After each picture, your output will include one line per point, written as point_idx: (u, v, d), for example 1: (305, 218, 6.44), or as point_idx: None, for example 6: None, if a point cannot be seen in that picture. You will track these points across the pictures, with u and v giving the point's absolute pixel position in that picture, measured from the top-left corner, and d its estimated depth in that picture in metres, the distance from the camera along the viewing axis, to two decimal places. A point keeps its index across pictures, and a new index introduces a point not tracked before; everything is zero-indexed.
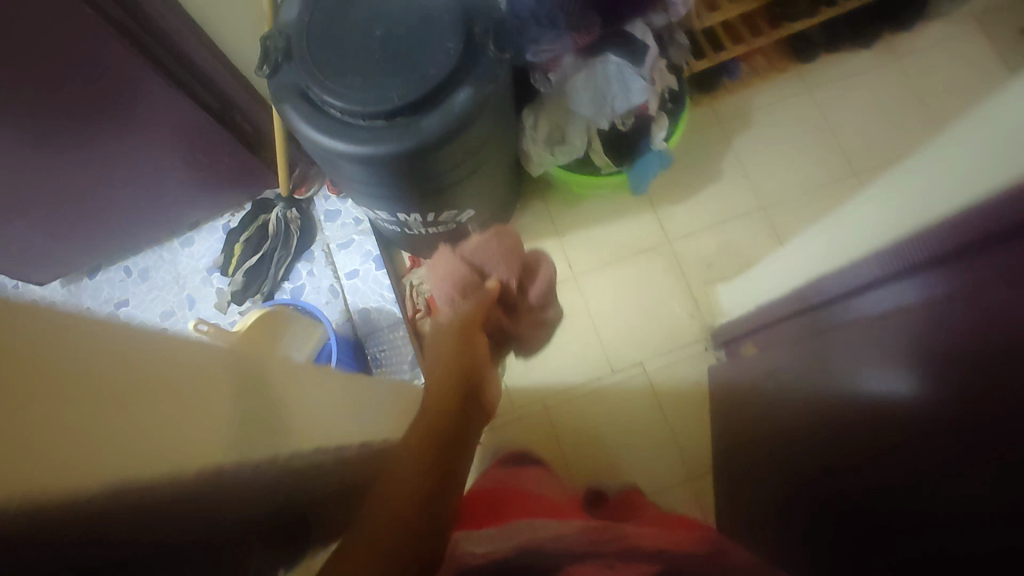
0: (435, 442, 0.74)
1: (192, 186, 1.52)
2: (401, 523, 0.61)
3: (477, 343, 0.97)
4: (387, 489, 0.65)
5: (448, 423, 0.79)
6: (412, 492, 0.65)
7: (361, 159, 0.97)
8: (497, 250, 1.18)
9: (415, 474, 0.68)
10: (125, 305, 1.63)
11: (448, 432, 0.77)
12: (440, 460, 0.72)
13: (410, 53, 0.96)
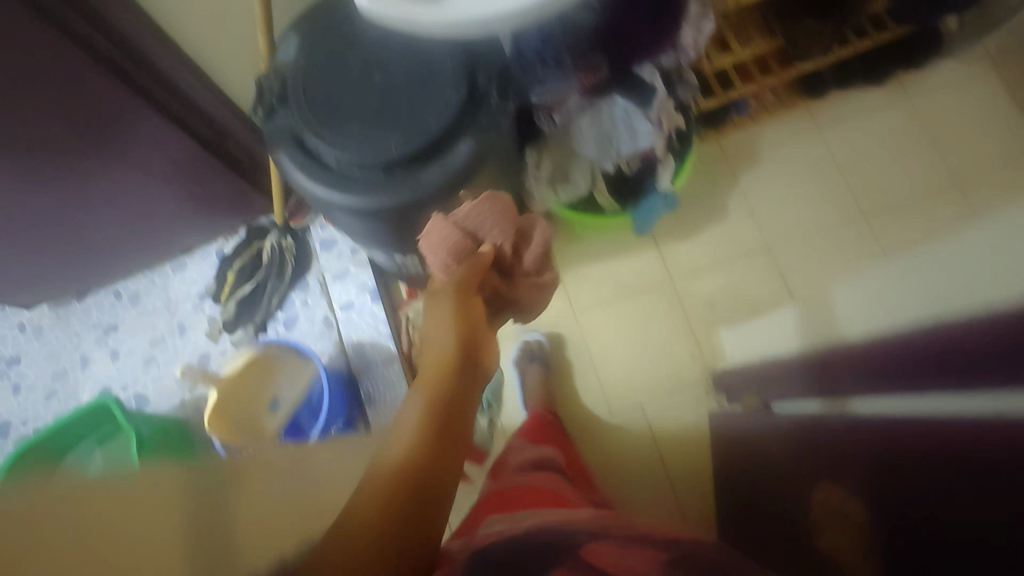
0: (425, 434, 0.74)
1: (184, 213, 1.48)
2: (387, 518, 0.64)
3: (473, 323, 0.88)
4: (372, 484, 0.68)
5: (440, 408, 0.77)
6: (397, 483, 0.68)
7: (355, 210, 0.94)
8: (491, 212, 0.95)
9: (402, 467, 0.69)
10: (114, 330, 1.60)
11: (438, 419, 0.76)
12: (434, 450, 0.72)
13: (408, 105, 0.93)
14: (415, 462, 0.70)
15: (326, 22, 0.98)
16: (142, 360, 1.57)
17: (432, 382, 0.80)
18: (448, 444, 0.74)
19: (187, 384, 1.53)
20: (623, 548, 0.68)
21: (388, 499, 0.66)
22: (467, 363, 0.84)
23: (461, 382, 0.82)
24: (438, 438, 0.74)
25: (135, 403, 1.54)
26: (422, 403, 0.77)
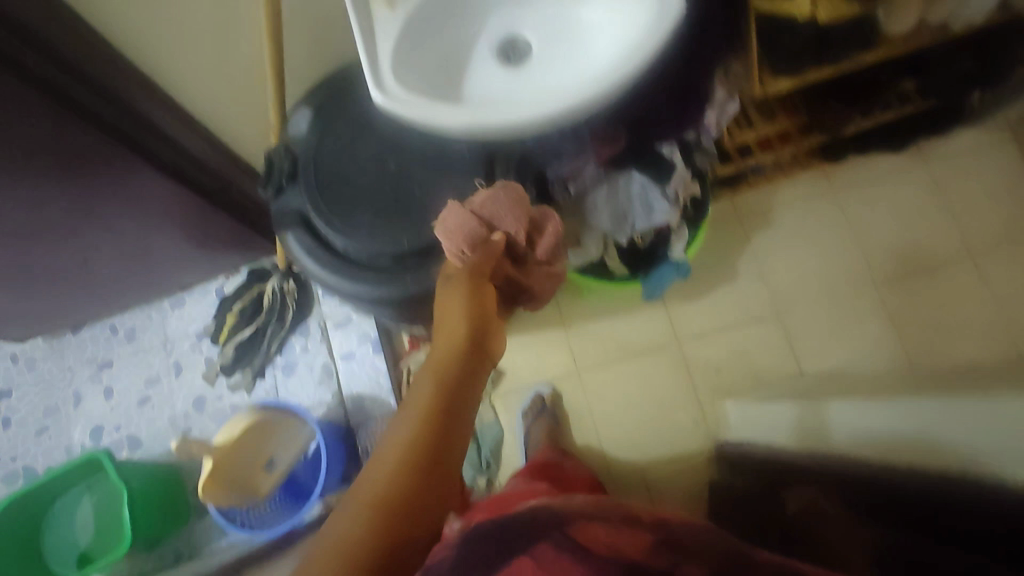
0: (429, 425, 0.64)
1: (185, 256, 1.45)
2: (389, 530, 0.56)
3: (484, 308, 0.80)
4: (375, 482, 0.59)
5: (447, 393, 0.68)
6: (398, 484, 0.59)
7: (363, 299, 0.91)
8: (505, 199, 0.87)
9: (406, 463, 0.61)
10: (109, 366, 1.57)
11: (444, 403, 0.67)
12: (440, 444, 0.64)
13: (422, 196, 0.91)
14: (420, 460, 0.61)
15: (341, 100, 0.95)
16: (137, 399, 1.54)
17: (436, 368, 0.71)
18: (455, 436, 0.66)
19: (183, 427, 1.51)
20: (610, 528, 0.61)
21: (391, 507, 0.58)
22: (478, 349, 0.76)
23: (469, 367, 0.73)
24: (442, 429, 0.65)
25: (128, 443, 1.52)
26: (427, 390, 0.68)
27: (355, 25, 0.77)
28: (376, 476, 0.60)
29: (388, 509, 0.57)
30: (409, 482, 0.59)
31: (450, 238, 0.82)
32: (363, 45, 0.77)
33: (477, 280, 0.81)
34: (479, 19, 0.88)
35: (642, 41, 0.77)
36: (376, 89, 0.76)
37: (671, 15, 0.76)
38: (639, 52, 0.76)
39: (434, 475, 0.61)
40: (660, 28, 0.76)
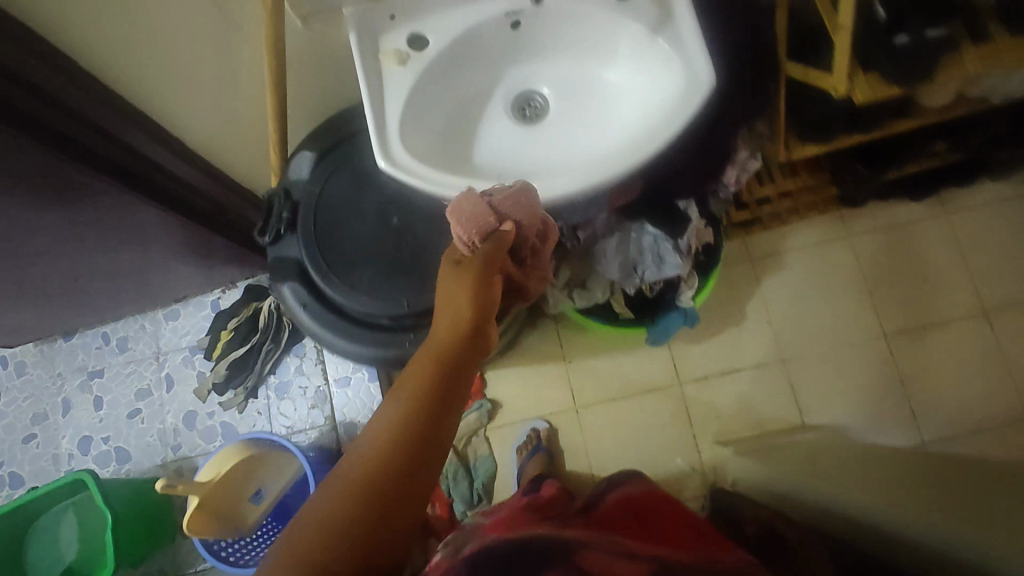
0: (417, 411, 0.60)
1: (181, 270, 1.41)
2: (363, 523, 0.54)
3: (491, 296, 0.69)
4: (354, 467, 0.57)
5: (442, 375, 0.63)
6: (377, 473, 0.56)
7: (359, 357, 0.87)
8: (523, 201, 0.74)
9: (389, 451, 0.58)
10: (99, 375, 1.54)
11: (438, 386, 0.62)
12: (428, 436, 0.59)
13: (426, 254, 0.87)
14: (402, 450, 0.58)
15: (346, 147, 0.90)
16: (127, 411, 1.52)
17: (434, 347, 0.65)
18: (444, 425, 0.61)
19: (172, 443, 1.49)
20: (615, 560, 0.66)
21: (367, 496, 0.55)
22: (481, 332, 0.67)
23: (466, 354, 0.66)
24: (432, 417, 0.60)
25: (116, 455, 1.50)
26: (420, 371, 0.63)
27: (364, 87, 0.73)
28: (355, 462, 0.57)
29: (366, 498, 0.55)
30: (390, 471, 0.56)
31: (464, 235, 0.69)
32: (371, 109, 0.73)
33: (487, 274, 0.68)
34: (495, 72, 0.83)
35: (664, 121, 0.73)
36: (383, 158, 0.72)
37: (697, 97, 0.71)
38: (658, 134, 0.72)
39: (416, 466, 0.58)
40: (685, 109, 0.71)
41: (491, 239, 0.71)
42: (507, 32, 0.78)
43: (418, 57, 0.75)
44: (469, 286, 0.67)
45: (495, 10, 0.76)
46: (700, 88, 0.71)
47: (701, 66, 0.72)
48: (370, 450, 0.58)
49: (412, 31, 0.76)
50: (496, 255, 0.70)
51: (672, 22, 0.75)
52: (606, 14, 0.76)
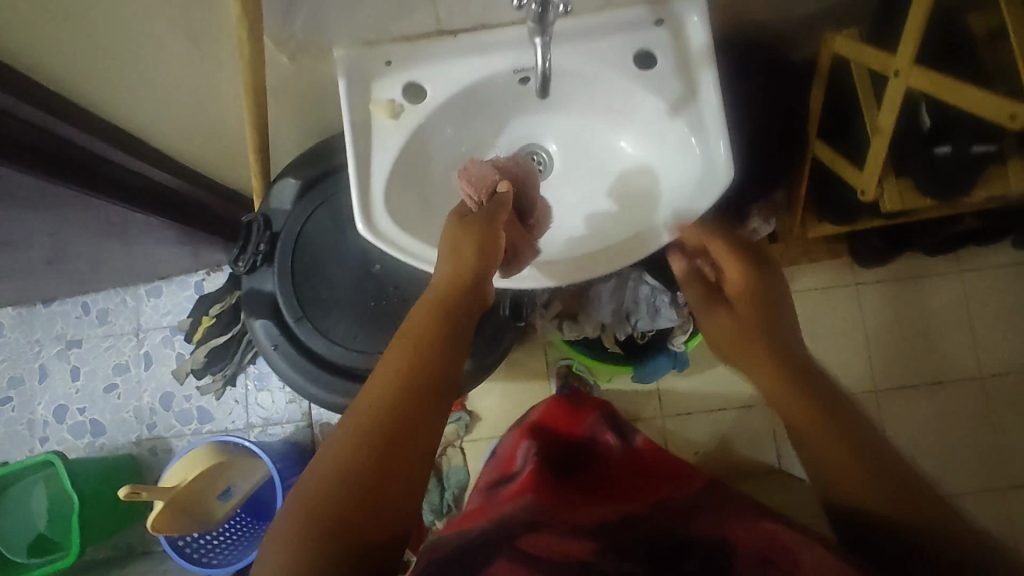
0: (417, 356, 0.57)
1: (164, 253, 1.36)
2: (371, 470, 0.52)
3: (491, 252, 0.65)
4: (358, 415, 0.54)
5: (441, 316, 0.61)
6: (383, 419, 0.54)
7: (330, 405, 0.84)
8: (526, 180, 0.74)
9: (391, 398, 0.55)
10: (78, 345, 1.52)
11: (435, 330, 0.59)
12: (428, 382, 0.57)
13: (407, 307, 0.84)
14: (405, 397, 0.55)
15: (335, 180, 0.85)
16: (104, 384, 1.50)
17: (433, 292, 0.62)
18: (445, 368, 0.58)
19: (147, 421, 1.48)
20: (558, 540, 0.59)
21: (375, 443, 0.53)
22: (482, 280, 0.64)
23: (469, 297, 0.63)
24: (432, 361, 0.57)
25: (91, 428, 1.49)
26: (417, 317, 0.60)
27: (350, 143, 0.67)
28: (359, 413, 0.54)
29: (370, 444, 0.53)
30: (392, 420, 0.54)
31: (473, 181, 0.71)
32: (356, 170, 0.68)
33: (487, 230, 0.66)
34: (498, 123, 0.76)
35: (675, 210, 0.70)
36: (365, 225, 0.67)
37: (712, 192, 0.66)
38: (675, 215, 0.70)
39: (425, 407, 0.56)
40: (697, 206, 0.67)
41: (493, 200, 0.70)
42: (515, 87, 0.71)
43: (412, 111, 0.69)
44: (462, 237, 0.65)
45: (503, 66, 0.68)
46: (718, 187, 0.66)
47: (721, 155, 0.66)
48: (371, 399, 0.55)
49: (409, 81, 0.69)
50: (497, 212, 0.68)
51: (694, 102, 0.68)
52: (623, 82, 0.69)
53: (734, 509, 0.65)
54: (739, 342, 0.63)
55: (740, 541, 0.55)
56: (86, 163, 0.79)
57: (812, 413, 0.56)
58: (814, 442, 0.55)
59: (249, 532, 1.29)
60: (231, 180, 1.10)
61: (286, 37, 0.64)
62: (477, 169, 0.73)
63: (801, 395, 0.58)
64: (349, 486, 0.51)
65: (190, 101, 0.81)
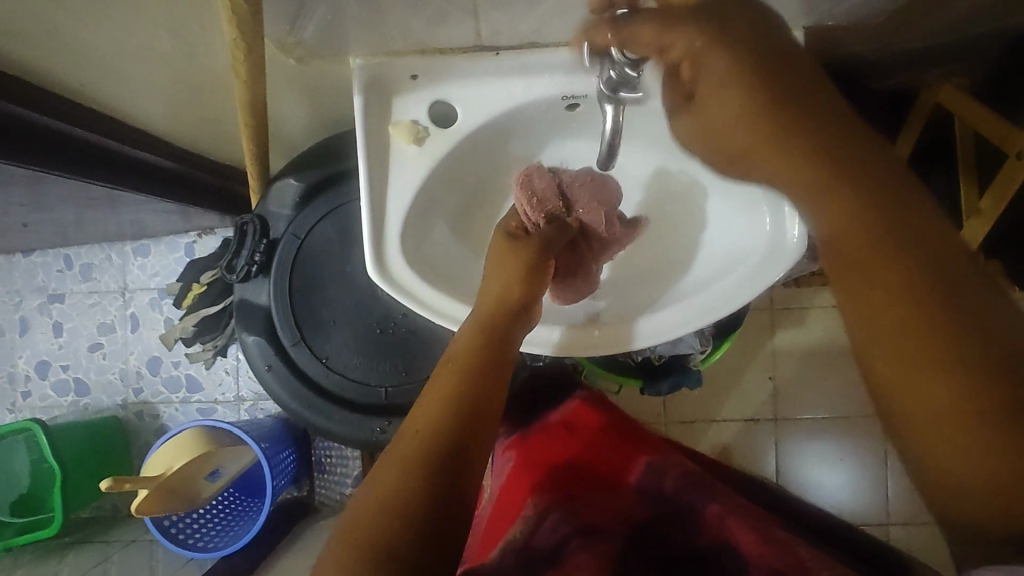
0: (470, 384, 0.54)
1: (150, 219, 1.24)
2: (429, 491, 0.47)
3: (542, 281, 0.62)
4: (410, 438, 0.51)
5: (488, 343, 0.57)
6: (436, 443, 0.50)
7: (326, 433, 0.78)
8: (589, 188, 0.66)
9: (444, 425, 0.51)
10: (60, 301, 1.44)
11: (491, 356, 0.57)
12: (482, 412, 0.53)
13: (414, 339, 0.76)
14: (458, 425, 0.52)
15: (343, 188, 0.75)
16: (88, 343, 1.43)
17: (481, 315, 0.59)
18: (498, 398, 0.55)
19: (134, 385, 1.43)
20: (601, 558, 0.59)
21: (431, 476, 0.48)
22: (531, 306, 0.61)
23: (514, 327, 0.60)
24: (487, 388, 0.55)
25: (75, 386, 1.44)
26: (464, 345, 0.57)
27: (363, 171, 0.58)
28: (412, 436, 0.51)
29: (424, 467, 0.48)
30: (447, 444, 0.50)
31: (531, 196, 0.65)
32: (369, 206, 0.58)
33: (540, 257, 0.61)
34: (532, 147, 0.66)
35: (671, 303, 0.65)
36: (376, 271, 0.59)
37: (712, 296, 0.62)
38: (649, 320, 0.65)
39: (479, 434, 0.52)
40: (759, 279, 0.60)
41: (555, 225, 0.64)
42: (560, 113, 0.62)
43: (438, 136, 0.59)
44: (517, 253, 0.61)
45: (550, 91, 0.58)
46: (724, 291, 0.62)
47: (750, 261, 0.61)
48: (423, 426, 0.52)
49: (437, 101, 0.59)
50: (555, 242, 0.63)
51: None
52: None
53: (737, 501, 0.62)
54: (844, 266, 0.46)
55: (759, 556, 0.51)
56: (57, 133, 0.69)
57: (932, 372, 0.42)
58: (910, 406, 0.43)
59: (241, 509, 1.25)
60: (225, 157, 0.98)
61: (291, 43, 0.53)
62: (540, 180, 0.65)
63: (925, 347, 0.42)
64: (402, 505, 0.46)
65: (177, 85, 0.69)
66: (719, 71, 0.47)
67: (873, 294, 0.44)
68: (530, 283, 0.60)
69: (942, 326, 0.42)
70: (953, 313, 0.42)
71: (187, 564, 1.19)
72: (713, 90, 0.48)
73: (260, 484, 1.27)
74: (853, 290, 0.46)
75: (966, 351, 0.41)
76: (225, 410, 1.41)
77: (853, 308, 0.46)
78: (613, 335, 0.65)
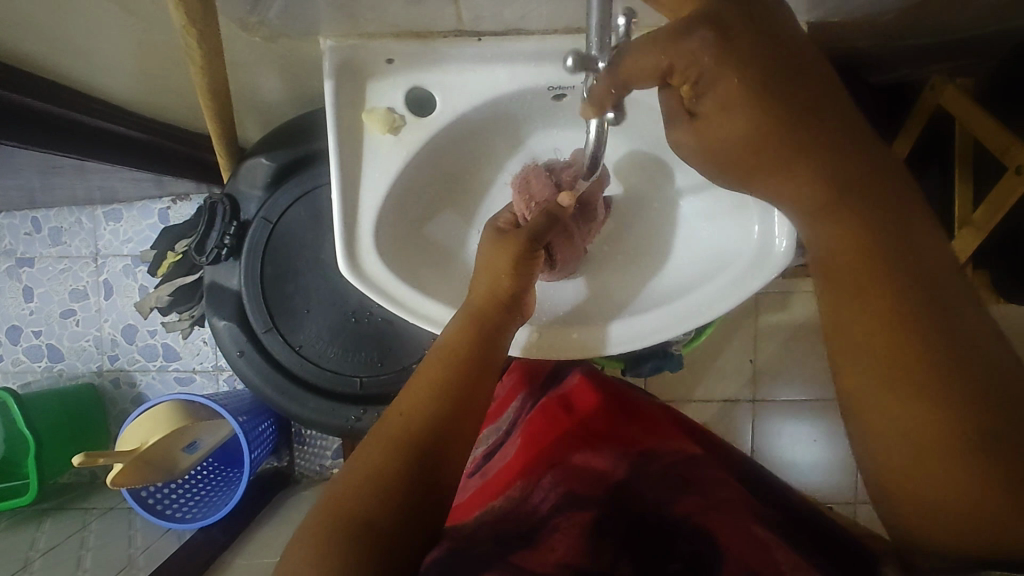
0: (452, 378, 0.53)
1: (119, 185, 1.18)
2: (404, 483, 0.46)
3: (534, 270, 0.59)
4: (390, 425, 0.50)
5: (478, 331, 0.55)
6: (412, 435, 0.49)
7: (299, 418, 0.76)
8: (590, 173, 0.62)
9: (425, 420, 0.50)
10: (29, 264, 1.39)
11: (478, 351, 0.55)
12: (463, 410, 0.52)
13: (390, 330, 0.74)
14: (434, 419, 0.50)
15: (316, 169, 0.71)
16: (60, 309, 1.40)
17: (470, 306, 0.57)
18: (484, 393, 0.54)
19: (109, 352, 1.40)
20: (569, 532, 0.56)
21: (404, 463, 0.47)
22: (521, 298, 0.59)
23: (506, 317, 0.57)
24: (471, 384, 0.53)
25: (48, 352, 1.41)
26: (455, 331, 0.55)
27: (334, 160, 0.55)
28: (396, 420, 0.50)
29: (396, 457, 0.47)
30: (430, 442, 0.49)
31: (524, 193, 0.62)
32: (339, 198, 0.56)
33: (528, 250, 0.58)
34: (515, 136, 0.64)
35: (653, 308, 0.64)
36: (347, 266, 0.57)
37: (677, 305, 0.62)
38: (626, 323, 0.64)
39: (461, 423, 0.51)
40: (739, 287, 0.59)
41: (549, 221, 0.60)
42: (547, 102, 0.59)
43: (415, 125, 0.56)
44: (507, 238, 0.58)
45: (536, 81, 0.55)
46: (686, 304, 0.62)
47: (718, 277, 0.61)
48: (404, 418, 0.51)
49: (413, 88, 0.56)
50: (545, 234, 0.59)
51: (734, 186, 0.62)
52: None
53: (723, 494, 0.59)
54: (837, 264, 0.43)
55: (736, 551, 0.50)
56: (6, 102, 0.64)
57: (921, 388, 0.39)
58: (893, 412, 0.40)
59: (220, 477, 1.23)
60: (196, 125, 0.93)
61: (254, 20, 0.49)
62: (538, 182, 0.62)
63: (912, 358, 0.39)
64: (374, 499, 0.45)
65: (136, 52, 0.65)
66: (724, 92, 0.41)
67: (866, 300, 0.41)
68: (519, 276, 0.57)
69: (938, 331, 0.40)
70: (954, 326, 0.39)
71: (164, 534, 1.19)
72: (716, 122, 0.43)
73: (239, 453, 1.25)
74: (846, 290, 0.42)
75: (960, 365, 0.39)
76: (204, 379, 1.39)
77: (844, 307, 0.42)
78: (585, 342, 0.65)
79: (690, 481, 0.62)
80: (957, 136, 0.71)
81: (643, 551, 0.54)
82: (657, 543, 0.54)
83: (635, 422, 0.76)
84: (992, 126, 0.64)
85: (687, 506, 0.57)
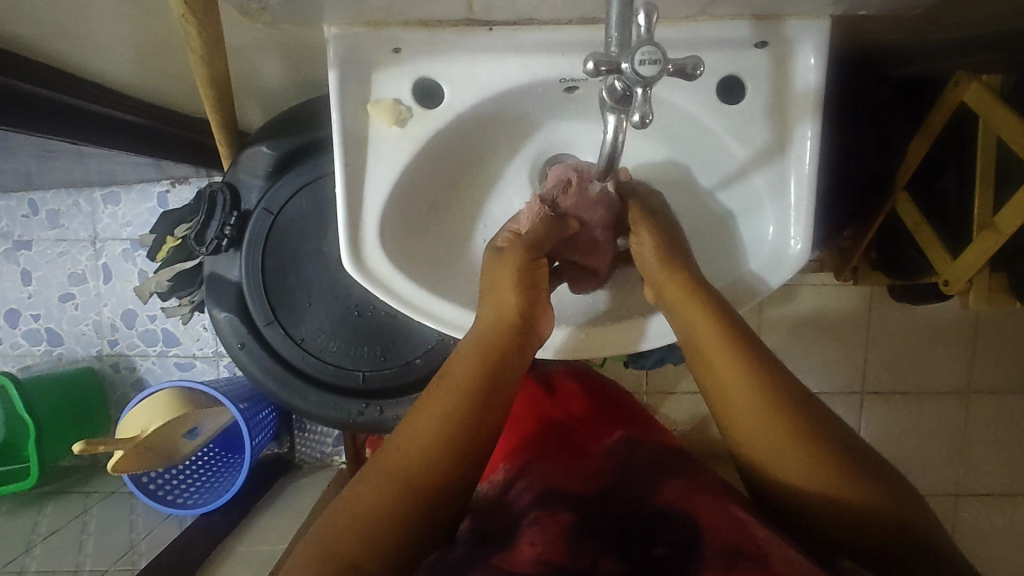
0: (456, 400, 0.51)
1: (118, 169, 1.16)
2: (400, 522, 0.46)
3: (535, 284, 0.58)
4: (387, 457, 0.49)
5: (483, 360, 0.54)
6: (410, 470, 0.48)
7: (299, 411, 0.75)
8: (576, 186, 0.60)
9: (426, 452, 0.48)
10: (27, 247, 1.37)
11: (489, 379, 0.53)
12: (462, 449, 0.49)
13: (393, 323, 0.73)
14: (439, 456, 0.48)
15: (319, 158, 0.69)
16: (58, 293, 1.38)
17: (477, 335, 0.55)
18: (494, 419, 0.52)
19: (109, 337, 1.39)
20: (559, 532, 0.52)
21: (401, 502, 0.46)
22: (529, 315, 0.57)
23: (507, 345, 0.55)
24: (473, 413, 0.50)
25: (47, 336, 1.40)
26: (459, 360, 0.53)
27: (338, 156, 0.54)
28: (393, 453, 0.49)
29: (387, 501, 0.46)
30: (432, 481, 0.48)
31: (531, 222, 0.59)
32: (343, 190, 0.55)
33: (530, 264, 0.57)
34: (524, 127, 0.62)
35: None
36: (352, 263, 0.56)
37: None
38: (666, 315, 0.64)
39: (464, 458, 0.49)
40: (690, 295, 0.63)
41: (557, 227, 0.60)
42: (557, 94, 0.58)
43: (421, 118, 0.55)
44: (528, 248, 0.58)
45: (547, 72, 0.54)
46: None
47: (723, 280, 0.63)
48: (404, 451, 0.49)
49: (421, 79, 0.55)
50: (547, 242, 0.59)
51: (746, 183, 0.61)
52: (696, 116, 0.59)
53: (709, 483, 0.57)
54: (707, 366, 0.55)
55: (717, 538, 0.47)
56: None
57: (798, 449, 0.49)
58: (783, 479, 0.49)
59: (221, 463, 1.23)
60: (195, 109, 0.91)
61: (256, 7, 0.47)
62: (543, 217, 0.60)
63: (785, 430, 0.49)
64: (365, 537, 0.44)
65: (133, 36, 0.63)
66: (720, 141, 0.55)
67: (734, 391, 0.52)
68: (521, 293, 0.57)
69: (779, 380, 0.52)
70: (800, 401, 0.50)
71: (166, 519, 1.19)
72: None
73: (240, 439, 1.25)
74: (718, 389, 0.53)
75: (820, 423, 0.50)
76: (204, 364, 1.39)
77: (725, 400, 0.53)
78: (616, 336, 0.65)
79: (673, 471, 0.60)
80: (979, 134, 0.69)
81: (628, 547, 0.51)
82: (639, 535, 0.53)
83: (622, 416, 0.76)
84: (1017, 125, 0.62)
85: (669, 489, 0.57)
